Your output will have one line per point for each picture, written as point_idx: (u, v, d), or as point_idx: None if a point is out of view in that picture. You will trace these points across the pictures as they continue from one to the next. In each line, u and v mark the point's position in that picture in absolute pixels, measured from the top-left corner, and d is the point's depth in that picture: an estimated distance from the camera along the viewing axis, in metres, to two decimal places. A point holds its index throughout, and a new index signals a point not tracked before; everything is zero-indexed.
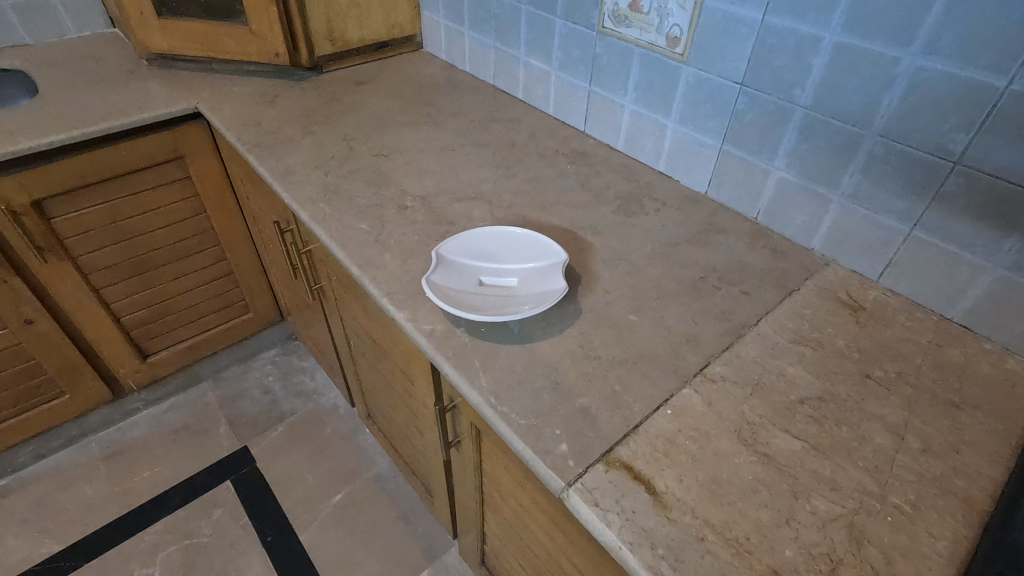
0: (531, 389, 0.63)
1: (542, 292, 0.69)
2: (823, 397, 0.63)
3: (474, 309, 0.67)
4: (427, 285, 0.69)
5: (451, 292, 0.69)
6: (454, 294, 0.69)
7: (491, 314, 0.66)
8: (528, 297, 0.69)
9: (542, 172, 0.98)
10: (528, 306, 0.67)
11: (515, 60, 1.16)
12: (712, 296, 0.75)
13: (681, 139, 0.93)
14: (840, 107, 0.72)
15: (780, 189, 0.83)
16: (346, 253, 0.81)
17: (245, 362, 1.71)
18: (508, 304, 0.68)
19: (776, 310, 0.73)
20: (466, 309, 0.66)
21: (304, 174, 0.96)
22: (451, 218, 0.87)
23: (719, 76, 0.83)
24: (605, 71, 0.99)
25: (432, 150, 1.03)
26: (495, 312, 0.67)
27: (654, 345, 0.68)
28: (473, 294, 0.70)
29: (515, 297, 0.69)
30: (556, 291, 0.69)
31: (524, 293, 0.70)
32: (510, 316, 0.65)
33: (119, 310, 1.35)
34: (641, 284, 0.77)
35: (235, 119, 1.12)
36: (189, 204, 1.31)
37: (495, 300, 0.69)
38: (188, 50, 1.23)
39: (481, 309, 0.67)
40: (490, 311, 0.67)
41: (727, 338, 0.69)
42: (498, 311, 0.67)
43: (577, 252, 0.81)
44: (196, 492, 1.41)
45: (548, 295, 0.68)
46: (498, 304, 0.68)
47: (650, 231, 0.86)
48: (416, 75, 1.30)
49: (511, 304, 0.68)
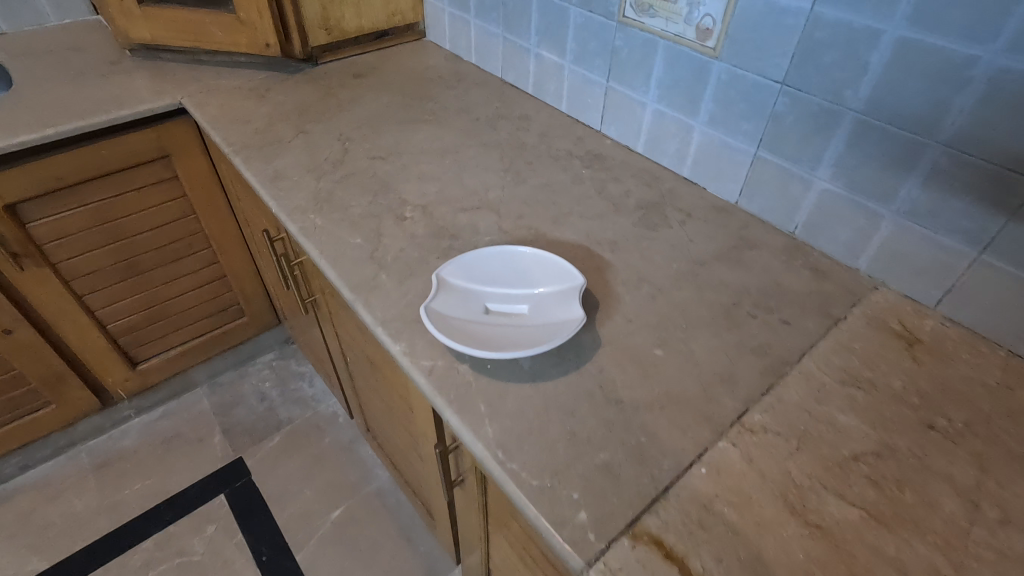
0: (544, 440, 0.55)
1: (555, 323, 0.61)
2: (881, 452, 0.55)
3: (478, 345, 0.59)
4: (425, 316, 0.61)
5: (452, 323, 0.61)
6: (456, 326, 0.61)
7: (498, 350, 0.58)
8: (540, 329, 0.61)
9: (554, 177, 0.90)
10: (540, 341, 0.59)
11: (525, 51, 1.07)
12: (748, 325, 0.67)
13: (709, 143, 0.83)
14: (901, 112, 0.63)
15: (822, 201, 0.74)
16: (337, 272, 0.72)
17: (241, 367, 1.65)
18: (517, 337, 0.60)
19: (821, 343, 0.65)
20: (469, 344, 0.59)
21: (294, 178, 0.88)
22: (455, 231, 0.79)
23: (756, 74, 0.74)
24: (625, 65, 0.89)
25: (434, 152, 0.95)
26: (501, 348, 0.59)
27: (684, 385, 0.60)
28: (478, 325, 0.62)
29: (525, 329, 0.61)
30: (571, 322, 0.61)
31: (535, 324, 0.62)
32: (519, 351, 0.57)
33: (105, 317, 1.27)
34: (667, 311, 0.68)
35: (222, 115, 1.03)
36: (177, 205, 1.23)
37: (502, 333, 0.61)
38: (172, 40, 1.14)
39: (486, 344, 0.59)
40: (496, 346, 0.59)
41: (766, 378, 0.61)
42: (506, 346, 0.59)
43: (595, 272, 0.73)
44: (189, 506, 1.35)
45: (562, 327, 0.60)
46: (506, 338, 0.60)
47: (675, 247, 0.77)
48: (417, 67, 1.20)
49: (520, 338, 0.60)
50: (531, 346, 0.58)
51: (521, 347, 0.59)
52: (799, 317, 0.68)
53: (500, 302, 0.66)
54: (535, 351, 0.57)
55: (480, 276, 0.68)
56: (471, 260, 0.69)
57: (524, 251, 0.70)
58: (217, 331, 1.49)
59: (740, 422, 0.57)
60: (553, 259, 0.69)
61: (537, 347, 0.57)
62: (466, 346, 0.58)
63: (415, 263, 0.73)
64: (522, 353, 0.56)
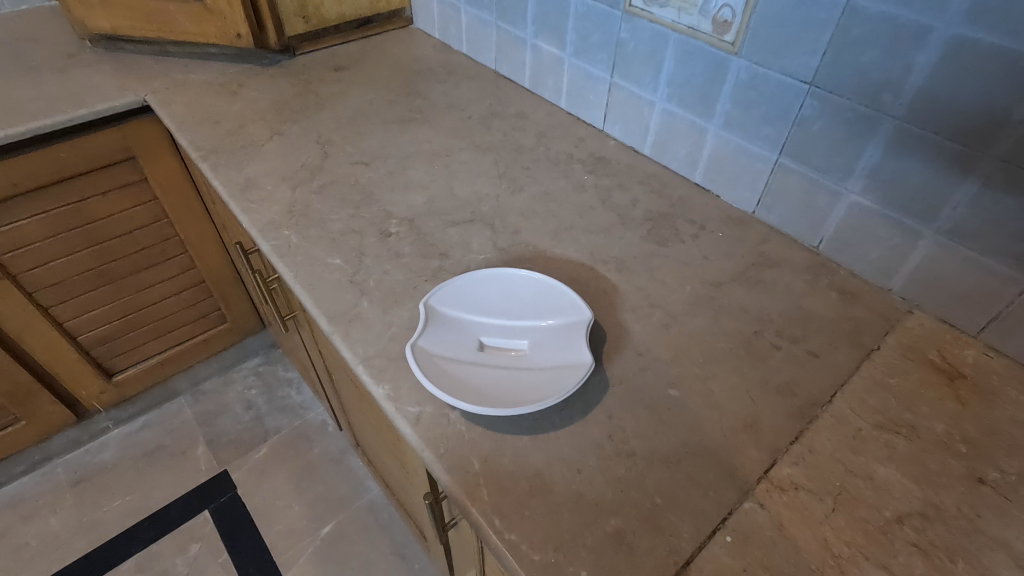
0: (546, 503, 0.48)
1: (558, 368, 0.54)
2: (927, 514, 0.48)
3: (470, 393, 0.52)
4: (411, 356, 0.54)
5: (442, 364, 0.54)
6: (446, 368, 0.54)
7: (493, 400, 0.51)
8: (540, 374, 0.54)
9: (554, 185, 0.82)
10: (541, 390, 0.52)
11: (521, 42, 0.98)
12: (772, 359, 0.60)
13: (725, 148, 0.76)
14: (949, 121, 0.55)
15: (852, 216, 0.67)
16: (314, 299, 0.65)
17: (226, 374, 1.58)
18: (515, 384, 0.53)
19: (853, 379, 0.58)
20: (461, 393, 0.52)
21: (267, 188, 0.80)
22: (445, 248, 0.71)
23: (781, 73, 0.66)
24: (631, 60, 0.81)
25: (422, 156, 0.87)
26: (497, 397, 0.52)
27: (703, 433, 0.53)
28: (470, 367, 0.55)
29: (524, 374, 0.54)
30: (577, 367, 0.54)
31: (535, 367, 0.55)
32: (516, 408, 0.50)
33: (75, 328, 1.20)
34: (681, 342, 0.61)
35: (190, 115, 0.94)
36: (148, 209, 1.15)
37: (497, 377, 0.54)
38: (135, 30, 1.05)
39: (480, 392, 0.52)
40: (491, 395, 0.52)
41: (794, 424, 0.54)
42: (502, 396, 0.52)
43: (600, 296, 0.66)
44: (172, 524, 1.29)
45: (566, 373, 0.53)
46: (502, 384, 0.53)
47: (688, 266, 0.70)
48: (404, 58, 1.12)
49: (519, 385, 0.53)
50: (531, 397, 0.52)
51: (519, 397, 0.52)
52: (828, 348, 0.61)
53: (496, 338, 0.58)
54: (535, 406, 0.50)
55: (474, 305, 0.61)
56: (464, 286, 0.61)
57: (523, 277, 0.63)
58: (198, 338, 1.42)
59: (768, 477, 0.51)
60: (556, 287, 0.61)
61: (537, 401, 0.51)
62: (457, 395, 0.51)
63: (401, 288, 0.65)
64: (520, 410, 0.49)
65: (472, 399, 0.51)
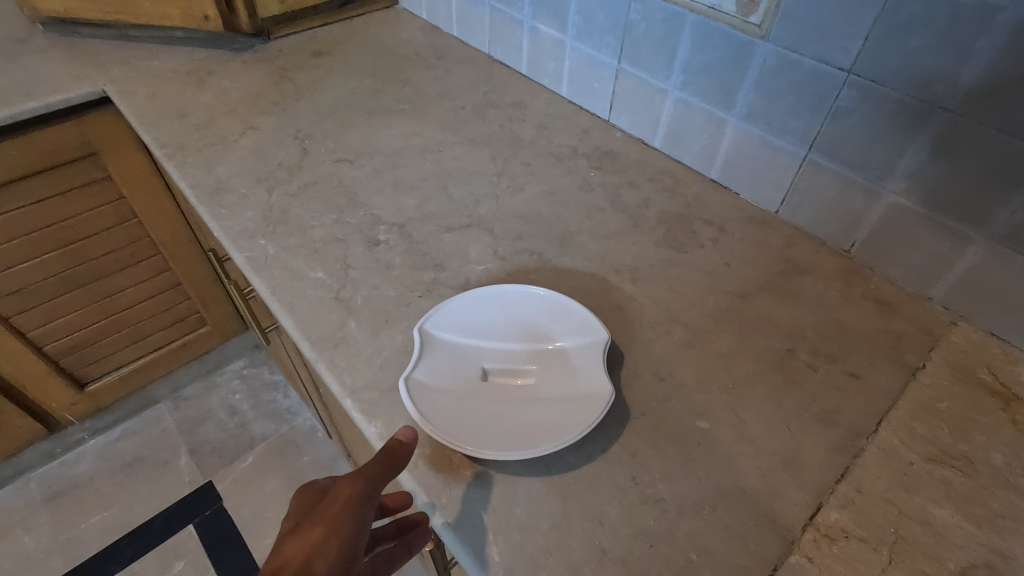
0: (566, 561, 0.42)
1: (573, 400, 0.48)
2: (994, 564, 0.43)
3: (473, 435, 0.45)
4: (405, 392, 0.47)
5: (440, 400, 0.48)
6: (445, 403, 0.47)
7: (499, 443, 0.45)
8: (553, 408, 0.47)
9: (558, 183, 0.75)
10: (557, 426, 0.46)
11: (517, 24, 0.90)
12: (808, 382, 0.54)
13: (747, 141, 0.69)
14: (1014, 114, 0.49)
15: (890, 218, 0.61)
16: (294, 320, 0.58)
17: (208, 378, 1.50)
18: (524, 421, 0.47)
19: (900, 405, 0.52)
20: (462, 435, 0.45)
21: (240, 191, 0.72)
22: (440, 258, 0.64)
23: (815, 59, 0.59)
24: (642, 43, 0.73)
25: (412, 152, 0.79)
26: (503, 438, 0.45)
27: (738, 473, 0.47)
28: (473, 402, 0.48)
29: (535, 407, 0.48)
30: (594, 400, 0.47)
31: (546, 397, 0.49)
32: (530, 451, 0.44)
33: (40, 338, 1.11)
34: (706, 364, 0.55)
35: (154, 107, 0.85)
36: (114, 209, 1.06)
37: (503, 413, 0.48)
38: (90, 12, 0.95)
39: (484, 433, 0.46)
40: (497, 436, 0.45)
41: (838, 458, 0.49)
42: (510, 436, 0.45)
43: (615, 312, 0.59)
44: (154, 540, 1.22)
45: (582, 407, 0.47)
46: (510, 420, 0.47)
47: (710, 274, 0.63)
48: (389, 41, 1.03)
49: (530, 421, 0.47)
50: (545, 435, 0.45)
51: (532, 437, 0.45)
52: (869, 368, 0.55)
53: (501, 365, 0.52)
54: (548, 450, 0.43)
55: (475, 326, 0.54)
56: (463, 304, 0.54)
57: (529, 292, 0.55)
58: (177, 343, 1.34)
59: (813, 524, 0.45)
60: (567, 303, 0.54)
61: (550, 443, 0.44)
62: (457, 438, 0.45)
63: (392, 306, 0.58)
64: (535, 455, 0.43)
65: (476, 443, 0.44)
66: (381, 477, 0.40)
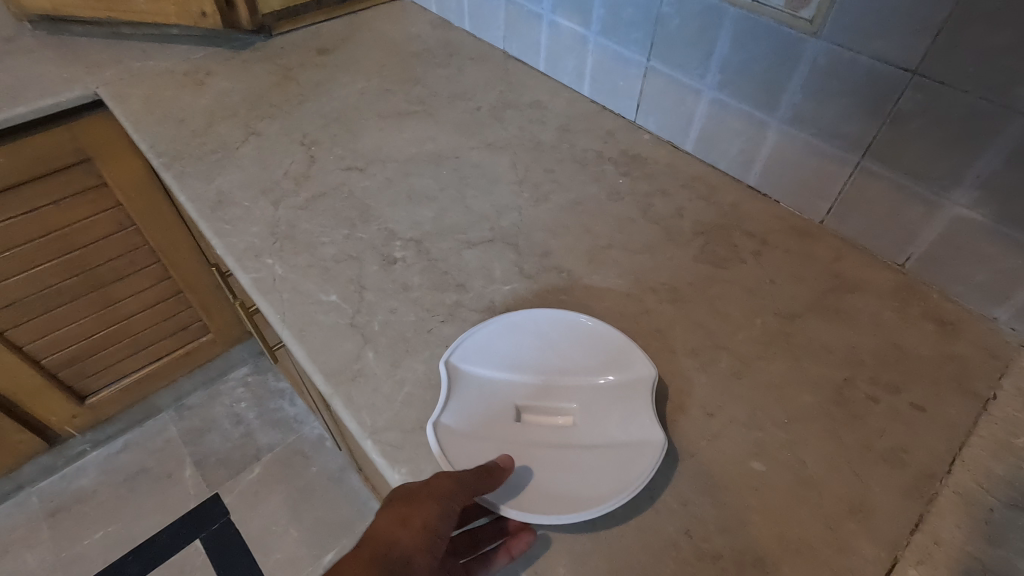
0: None
1: (616, 450, 0.43)
2: None
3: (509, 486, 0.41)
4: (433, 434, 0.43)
5: (474, 446, 0.43)
6: (477, 449, 0.43)
7: (536, 499, 0.40)
8: (596, 456, 0.43)
9: (584, 191, 0.70)
10: (605, 478, 0.41)
11: (535, 18, 0.84)
12: (870, 415, 0.49)
13: (790, 146, 0.64)
14: None
15: (953, 231, 0.56)
16: (306, 349, 0.53)
17: (212, 386, 1.46)
18: (562, 472, 0.42)
19: (973, 440, 0.48)
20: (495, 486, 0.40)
21: (244, 204, 0.67)
22: (461, 278, 0.59)
23: (874, 58, 0.53)
24: (674, 40, 0.68)
25: (426, 158, 0.74)
26: (541, 494, 0.41)
27: (802, 525, 0.43)
28: (506, 446, 0.44)
29: (579, 454, 0.44)
30: (640, 452, 0.43)
31: (590, 443, 0.44)
32: (577, 510, 0.39)
33: (37, 351, 1.07)
34: (758, 396, 0.50)
35: (150, 112, 0.80)
36: (111, 217, 1.01)
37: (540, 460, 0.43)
38: (80, 9, 0.89)
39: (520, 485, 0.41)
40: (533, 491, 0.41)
41: (911, 505, 0.44)
42: (548, 491, 0.41)
43: (654, 337, 0.54)
44: (160, 556, 1.19)
45: (627, 459, 0.42)
46: (552, 470, 0.43)
47: (754, 293, 0.59)
48: (397, 37, 0.97)
49: (575, 471, 0.42)
50: (594, 489, 0.41)
51: (579, 491, 0.41)
52: (936, 399, 0.50)
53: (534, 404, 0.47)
54: (590, 511, 0.39)
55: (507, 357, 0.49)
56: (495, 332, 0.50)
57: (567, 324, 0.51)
58: (179, 352, 1.30)
59: None
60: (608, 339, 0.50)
61: (601, 499, 0.40)
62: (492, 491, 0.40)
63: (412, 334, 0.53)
64: (585, 516, 0.39)
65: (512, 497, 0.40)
66: (471, 487, 0.38)
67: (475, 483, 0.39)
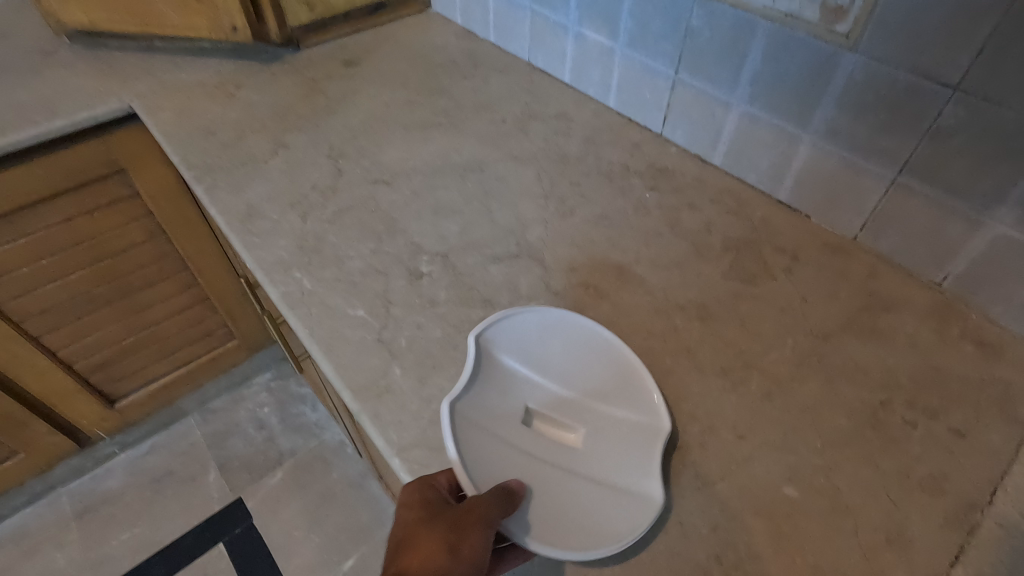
0: None
1: (615, 490, 0.43)
2: None
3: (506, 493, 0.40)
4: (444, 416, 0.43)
5: (479, 438, 0.43)
6: (482, 443, 0.43)
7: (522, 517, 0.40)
8: (593, 492, 0.43)
9: (610, 205, 0.69)
10: (592, 520, 0.41)
11: (561, 29, 0.84)
12: (908, 441, 0.48)
13: (823, 161, 0.63)
14: None
15: (996, 250, 0.54)
16: (334, 365, 0.53)
17: (236, 390, 1.48)
18: (562, 495, 0.42)
19: (1017, 468, 0.46)
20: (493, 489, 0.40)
21: (272, 218, 0.68)
22: (487, 293, 0.59)
23: (914, 73, 0.52)
24: (704, 52, 0.68)
25: (452, 171, 0.74)
26: (534, 510, 0.40)
27: (837, 554, 0.42)
28: (510, 451, 0.43)
29: (577, 483, 0.43)
30: (638, 497, 0.43)
31: (592, 474, 0.44)
32: (557, 544, 0.39)
33: (70, 355, 1.10)
34: (790, 418, 0.49)
35: (182, 125, 0.81)
36: (142, 225, 1.03)
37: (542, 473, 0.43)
38: (116, 24, 0.91)
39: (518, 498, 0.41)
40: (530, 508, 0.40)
41: (952, 536, 0.43)
42: (539, 510, 0.41)
43: (683, 356, 0.54)
44: (184, 558, 1.21)
45: (624, 504, 0.42)
46: (548, 489, 0.42)
47: (786, 311, 0.57)
48: (423, 48, 0.98)
49: (568, 499, 0.42)
50: (580, 528, 0.40)
51: (564, 525, 0.40)
52: (977, 424, 0.49)
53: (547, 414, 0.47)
54: (565, 551, 0.39)
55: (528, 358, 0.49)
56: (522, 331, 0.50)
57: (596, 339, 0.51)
58: (205, 357, 1.32)
59: None
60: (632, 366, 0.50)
61: (583, 543, 0.40)
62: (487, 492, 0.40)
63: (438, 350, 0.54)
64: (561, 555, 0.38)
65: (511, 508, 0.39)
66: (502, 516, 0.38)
67: (505, 513, 0.38)
